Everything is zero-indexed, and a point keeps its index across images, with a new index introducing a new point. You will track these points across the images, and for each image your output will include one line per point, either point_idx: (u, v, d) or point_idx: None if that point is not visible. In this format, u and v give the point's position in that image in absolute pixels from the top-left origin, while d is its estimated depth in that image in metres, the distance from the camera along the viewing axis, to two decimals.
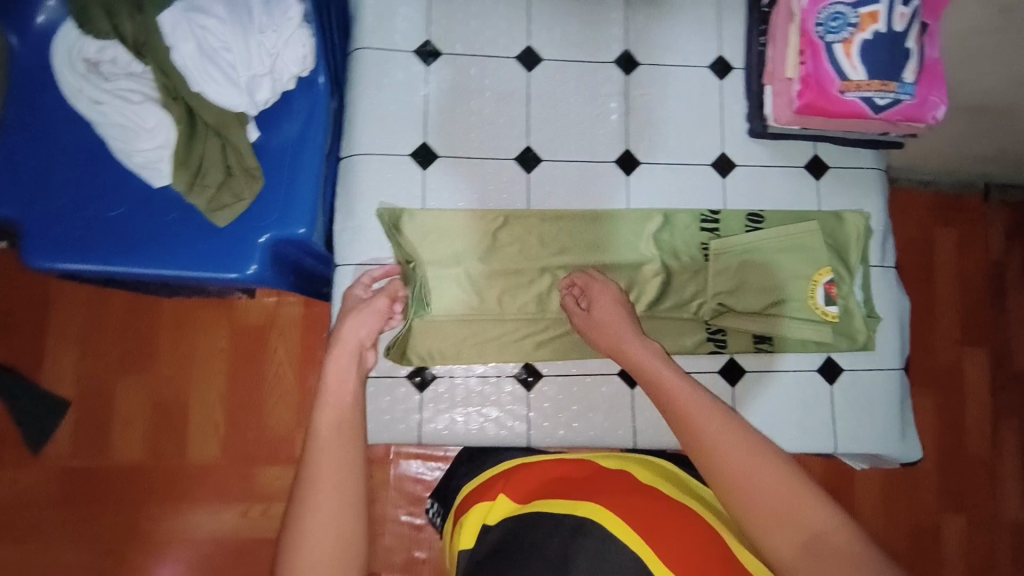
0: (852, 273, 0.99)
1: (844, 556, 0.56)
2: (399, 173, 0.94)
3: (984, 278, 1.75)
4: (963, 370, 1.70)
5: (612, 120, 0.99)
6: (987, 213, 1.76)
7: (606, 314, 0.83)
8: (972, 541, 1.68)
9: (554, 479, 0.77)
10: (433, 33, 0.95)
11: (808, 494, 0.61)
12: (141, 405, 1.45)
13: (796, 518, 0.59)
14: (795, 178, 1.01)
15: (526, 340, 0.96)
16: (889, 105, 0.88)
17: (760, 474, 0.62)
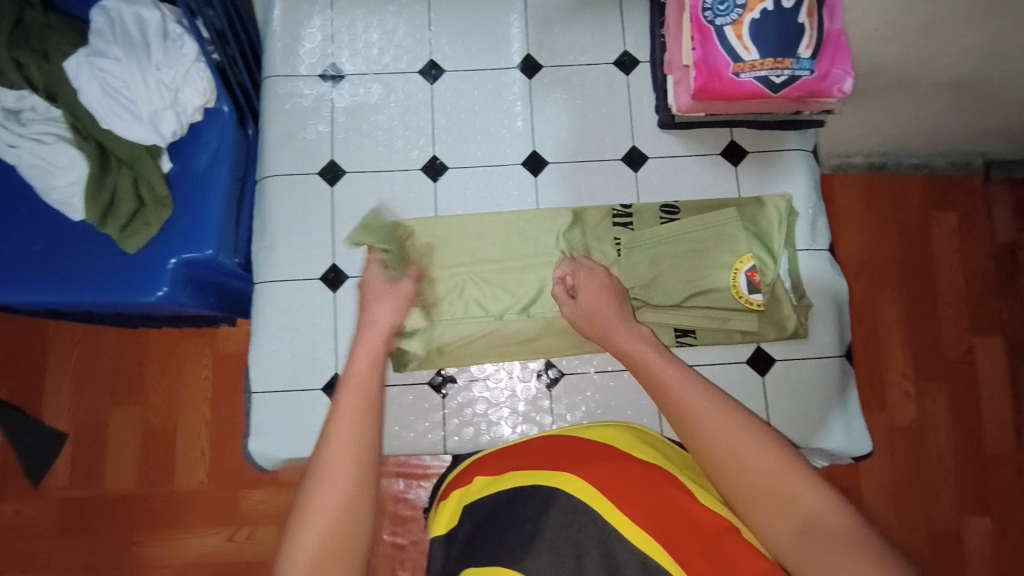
0: (770, 258, 0.94)
1: (837, 537, 0.51)
2: (308, 192, 0.98)
3: (992, 265, 1.47)
4: (976, 367, 1.44)
5: (518, 125, 1.00)
6: (990, 197, 1.48)
7: (593, 298, 0.83)
8: (1005, 552, 1.39)
9: (548, 452, 0.73)
10: (338, 58, 1.01)
11: (798, 471, 0.56)
12: (137, 436, 1.33)
13: (787, 498, 0.55)
14: (710, 166, 0.99)
15: (464, 349, 0.94)
16: (787, 82, 0.84)
17: (747, 451, 0.58)
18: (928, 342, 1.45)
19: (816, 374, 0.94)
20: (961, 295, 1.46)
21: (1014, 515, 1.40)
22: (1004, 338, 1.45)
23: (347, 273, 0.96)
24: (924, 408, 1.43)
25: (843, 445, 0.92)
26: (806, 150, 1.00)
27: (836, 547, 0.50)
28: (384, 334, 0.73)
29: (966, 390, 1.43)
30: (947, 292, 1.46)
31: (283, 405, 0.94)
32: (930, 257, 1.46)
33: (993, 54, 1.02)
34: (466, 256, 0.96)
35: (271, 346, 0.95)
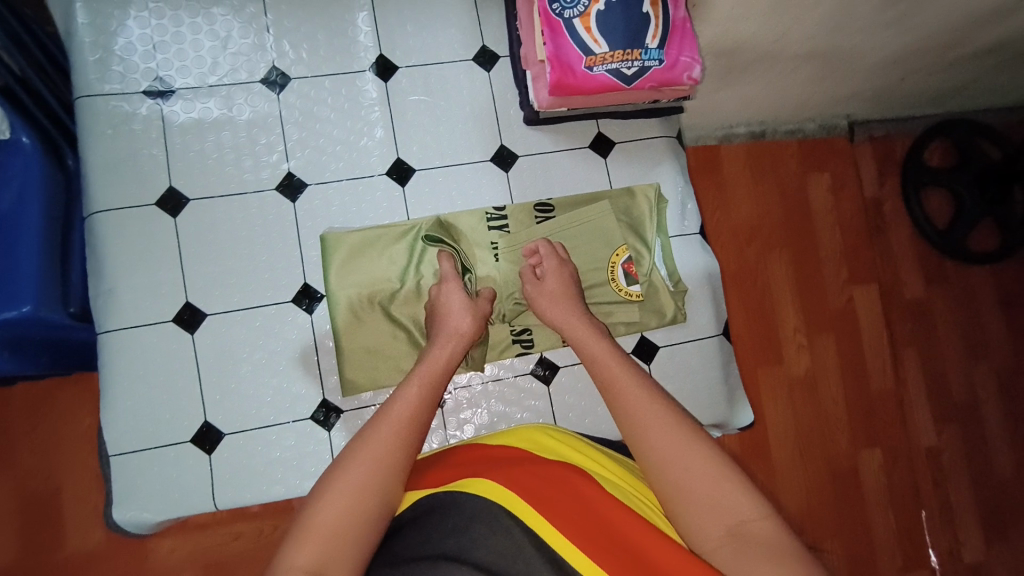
0: (645, 248, 0.95)
1: (765, 543, 0.56)
2: (147, 226, 0.88)
3: (865, 219, 1.53)
4: (856, 316, 1.49)
5: (377, 134, 0.94)
6: (855, 155, 1.55)
7: (557, 302, 0.84)
8: (894, 478, 1.48)
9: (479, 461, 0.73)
10: (165, 72, 0.90)
11: (731, 479, 0.61)
12: (15, 503, 1.06)
13: (720, 505, 0.60)
14: (580, 160, 0.97)
15: (389, 366, 0.90)
16: (638, 73, 0.84)
17: (688, 459, 0.63)
18: (811, 296, 1.46)
19: (699, 355, 0.97)
20: (839, 248, 1.49)
21: (899, 444, 1.49)
22: (879, 284, 1.52)
23: (205, 311, 0.88)
24: (816, 360, 1.45)
25: (728, 417, 0.97)
26: (671, 135, 1.01)
27: (766, 549, 0.55)
28: (454, 347, 0.79)
29: (850, 337, 1.48)
30: (829, 249, 1.48)
31: (148, 464, 0.85)
32: (811, 216, 1.47)
33: (839, 26, 1.05)
34: (364, 272, 0.90)
35: (125, 402, 0.85)
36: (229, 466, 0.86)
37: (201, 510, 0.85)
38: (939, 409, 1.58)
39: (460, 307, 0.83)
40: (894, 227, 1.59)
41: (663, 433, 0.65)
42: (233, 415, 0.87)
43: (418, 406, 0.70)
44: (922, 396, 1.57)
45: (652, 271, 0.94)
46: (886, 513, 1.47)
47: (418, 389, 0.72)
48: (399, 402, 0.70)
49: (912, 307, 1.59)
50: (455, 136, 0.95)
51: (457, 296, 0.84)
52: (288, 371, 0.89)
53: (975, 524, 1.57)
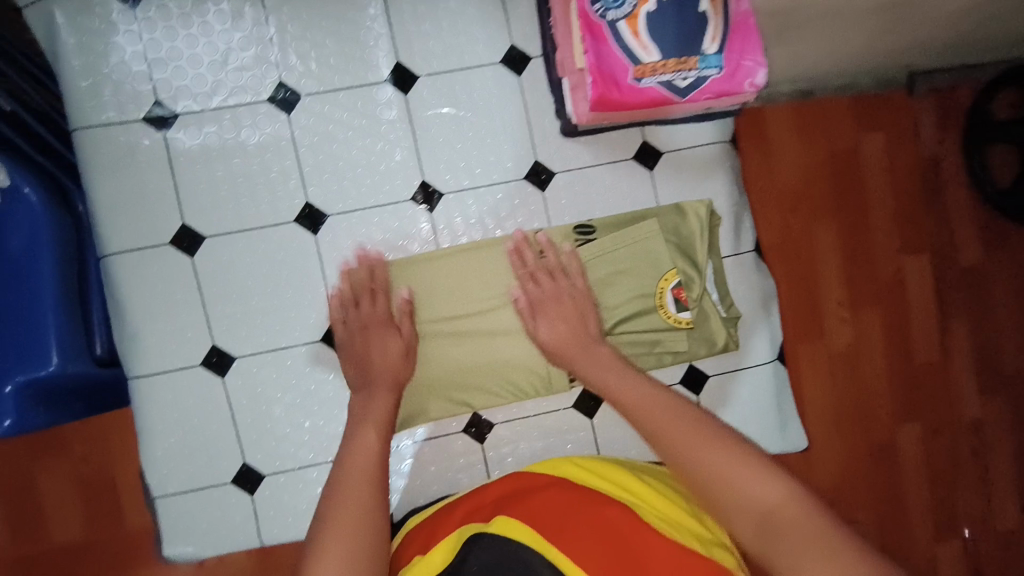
0: (696, 272, 0.86)
1: (795, 527, 0.49)
2: (165, 267, 0.83)
3: (922, 179, 1.31)
4: (907, 287, 1.29)
5: (398, 156, 0.85)
6: (916, 111, 1.31)
7: (563, 339, 0.78)
8: (935, 453, 1.32)
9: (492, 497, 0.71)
10: (165, 94, 0.82)
11: (749, 462, 0.55)
12: (72, 488, 1.03)
13: (740, 493, 0.54)
14: (624, 174, 0.88)
15: (444, 400, 0.86)
16: (693, 85, 0.73)
17: (701, 446, 0.57)
18: (859, 263, 1.26)
19: (750, 380, 0.92)
20: (893, 209, 1.28)
21: (942, 414, 1.32)
22: (932, 252, 1.31)
23: (233, 354, 0.84)
24: (860, 333, 1.26)
25: (777, 443, 0.93)
26: (725, 140, 0.90)
27: (800, 539, 0.49)
28: (393, 397, 0.74)
29: (899, 310, 1.29)
30: (876, 211, 1.27)
31: (191, 505, 0.85)
32: (858, 172, 1.26)
33: None
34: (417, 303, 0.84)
35: (163, 447, 0.84)
36: (273, 505, 0.86)
37: (247, 546, 0.86)
38: (985, 379, 1.37)
39: (395, 354, 0.78)
40: (954, 188, 1.36)
41: (685, 436, 0.59)
42: (271, 456, 0.86)
43: (377, 454, 0.65)
44: (973, 375, 1.36)
45: (700, 296, 0.87)
46: (926, 499, 1.32)
47: (375, 436, 0.67)
48: (355, 449, 0.65)
49: (964, 276, 1.38)
50: (485, 151, 0.86)
51: (392, 344, 0.78)
52: (323, 411, 0.86)
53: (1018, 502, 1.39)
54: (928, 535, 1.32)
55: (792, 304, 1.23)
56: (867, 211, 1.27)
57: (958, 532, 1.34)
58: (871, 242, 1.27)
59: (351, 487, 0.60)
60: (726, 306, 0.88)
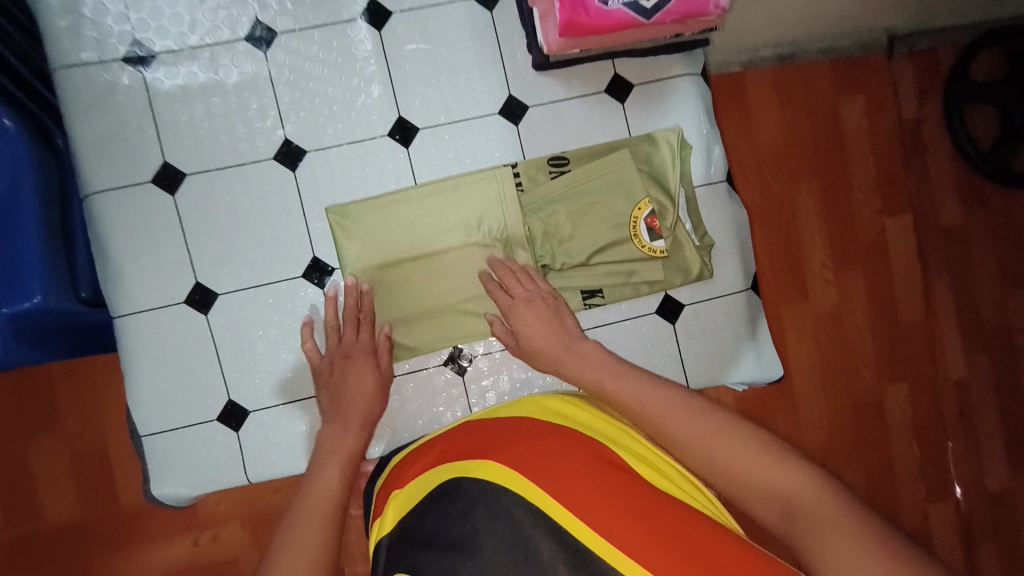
0: (671, 203, 0.88)
1: (818, 516, 0.52)
2: (147, 205, 0.84)
3: (901, 142, 1.29)
4: (889, 250, 1.28)
5: (374, 92, 0.86)
6: (895, 74, 1.28)
7: (538, 330, 0.79)
8: (921, 412, 1.32)
9: (487, 436, 0.71)
10: (142, 34, 0.83)
11: (767, 457, 0.57)
12: (69, 458, 1.04)
13: (762, 485, 0.56)
14: (596, 107, 0.90)
15: (421, 334, 0.87)
16: (659, 6, 0.75)
17: (725, 445, 0.59)
18: (840, 229, 1.26)
19: (726, 310, 0.93)
20: (875, 172, 1.27)
21: (927, 373, 1.31)
22: (913, 214, 1.29)
23: (216, 290, 0.85)
24: (845, 296, 1.26)
25: (755, 373, 0.94)
26: (695, 75, 0.92)
27: (816, 533, 0.51)
28: (364, 428, 0.77)
29: (883, 271, 1.28)
30: (858, 174, 1.26)
31: (178, 442, 0.85)
32: (841, 138, 1.24)
33: None
34: (386, 235, 0.85)
35: (148, 385, 0.85)
36: (258, 441, 0.86)
37: (233, 484, 0.86)
38: (973, 341, 1.35)
39: (369, 393, 0.80)
40: (933, 149, 1.33)
41: (705, 442, 0.60)
42: (255, 392, 0.86)
43: (340, 488, 0.69)
44: (957, 333, 1.35)
45: (672, 227, 0.89)
46: (912, 459, 1.33)
47: (338, 467, 0.71)
48: (320, 480, 0.69)
49: (948, 239, 1.34)
50: (459, 86, 0.88)
51: (369, 381, 0.80)
52: (306, 346, 0.87)
53: (1007, 461, 1.37)
54: (919, 497, 1.34)
55: (776, 269, 1.24)
56: (848, 163, 1.25)
57: (949, 493, 1.35)
58: (853, 203, 1.26)
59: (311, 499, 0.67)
60: (697, 236, 0.90)
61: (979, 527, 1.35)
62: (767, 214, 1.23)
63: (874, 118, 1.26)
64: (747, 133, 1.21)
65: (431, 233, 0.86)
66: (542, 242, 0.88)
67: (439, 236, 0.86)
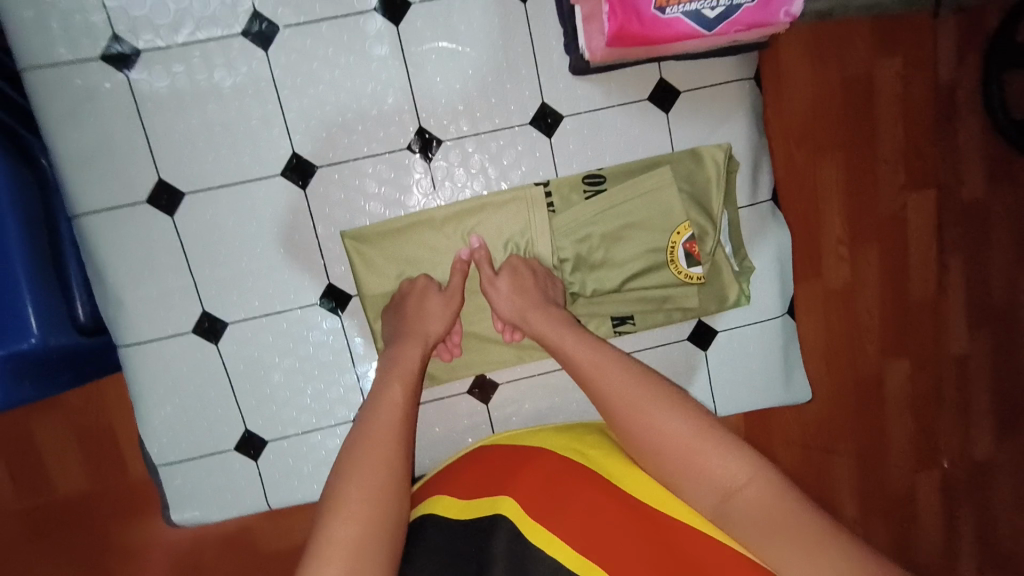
0: (714, 228, 0.82)
1: (761, 511, 0.52)
2: (144, 229, 0.76)
3: (933, 106, 1.10)
4: (909, 226, 1.12)
5: (390, 99, 0.77)
6: (936, 37, 1.09)
7: (518, 300, 0.76)
8: (920, 393, 1.17)
9: (480, 469, 0.68)
10: (122, 27, 0.72)
11: (715, 443, 0.57)
12: (69, 436, 0.92)
13: (704, 473, 0.56)
14: (637, 118, 0.81)
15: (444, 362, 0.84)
16: (723, 15, 0.65)
17: (668, 422, 0.60)
18: (859, 199, 1.08)
19: (758, 336, 0.90)
20: (903, 138, 1.09)
21: (930, 355, 1.17)
22: (938, 185, 1.13)
23: (225, 318, 0.80)
24: (860, 275, 1.11)
25: (785, 397, 0.92)
26: (746, 79, 0.84)
27: (756, 523, 0.51)
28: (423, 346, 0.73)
29: (898, 250, 1.12)
30: (884, 142, 1.09)
31: (197, 470, 0.83)
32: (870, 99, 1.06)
33: None
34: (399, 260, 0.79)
35: (161, 415, 0.81)
36: (279, 466, 0.84)
37: (253, 508, 0.85)
38: (976, 312, 1.16)
39: (434, 311, 0.76)
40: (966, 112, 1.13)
41: (661, 425, 0.60)
42: (273, 420, 0.83)
43: (405, 404, 0.67)
44: (964, 310, 1.17)
45: (709, 252, 0.83)
46: (907, 444, 1.18)
47: (399, 386, 0.68)
48: (382, 400, 0.67)
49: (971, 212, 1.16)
50: (486, 92, 0.78)
51: (432, 300, 0.76)
52: (324, 376, 0.83)
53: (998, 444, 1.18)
54: (907, 465, 1.19)
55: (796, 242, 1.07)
56: (877, 131, 1.08)
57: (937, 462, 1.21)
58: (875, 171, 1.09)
59: (369, 469, 0.58)
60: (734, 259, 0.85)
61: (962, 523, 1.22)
62: (786, 189, 1.07)
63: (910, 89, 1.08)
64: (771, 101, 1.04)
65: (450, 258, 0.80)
66: (572, 267, 0.82)
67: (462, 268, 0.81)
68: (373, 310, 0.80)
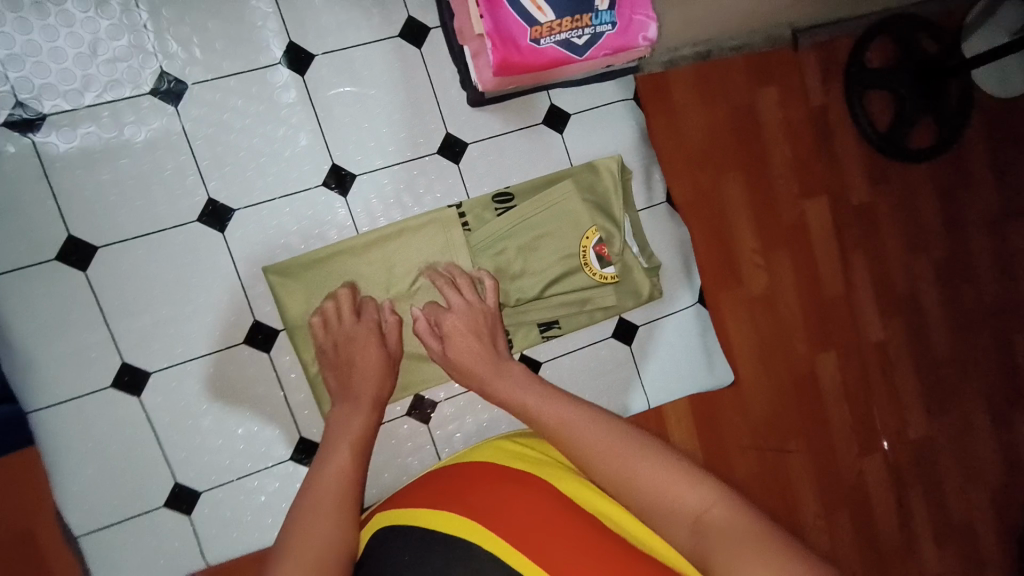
0: (619, 230, 0.89)
1: (728, 528, 0.51)
2: (55, 286, 0.75)
3: (813, 127, 1.22)
4: (810, 231, 1.20)
5: (302, 140, 0.82)
6: (802, 67, 1.22)
7: (469, 356, 0.77)
8: (851, 383, 1.24)
9: (448, 486, 0.69)
10: (27, 94, 0.74)
11: (684, 474, 0.57)
12: None
13: (674, 501, 0.55)
14: (535, 139, 0.90)
15: None
16: (590, 42, 0.75)
17: (634, 459, 0.60)
18: (763, 209, 1.16)
19: (677, 328, 0.99)
20: (791, 155, 1.19)
21: (857, 346, 1.24)
22: (829, 193, 1.23)
23: (147, 369, 0.78)
24: (776, 279, 1.17)
25: (711, 382, 1.01)
26: (626, 99, 0.96)
27: (724, 541, 0.50)
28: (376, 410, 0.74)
29: (807, 254, 1.20)
30: (777, 159, 1.18)
31: (122, 539, 0.78)
32: (758, 126, 1.16)
33: None
34: (321, 289, 0.80)
35: (80, 481, 0.77)
36: (216, 517, 0.81)
37: (189, 572, 0.80)
38: (882, 298, 1.31)
39: (363, 346, 0.76)
40: (840, 131, 1.27)
41: (627, 461, 0.60)
42: (204, 470, 0.80)
43: (354, 473, 0.67)
44: (870, 295, 1.30)
45: (617, 253, 0.89)
46: (851, 432, 1.24)
47: (348, 453, 0.69)
48: (329, 468, 0.67)
49: (858, 213, 1.29)
50: (394, 128, 0.85)
51: (364, 337, 0.76)
52: (256, 417, 0.82)
53: (923, 412, 1.34)
54: (853, 453, 1.24)
55: (709, 255, 1.12)
56: (767, 146, 1.17)
57: (879, 447, 1.28)
58: (773, 183, 1.17)
59: (311, 535, 0.59)
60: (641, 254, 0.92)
61: (914, 496, 1.30)
62: (695, 206, 1.12)
63: (788, 106, 1.19)
64: (667, 129, 1.09)
65: (374, 279, 0.82)
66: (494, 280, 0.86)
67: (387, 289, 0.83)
68: (302, 347, 0.80)
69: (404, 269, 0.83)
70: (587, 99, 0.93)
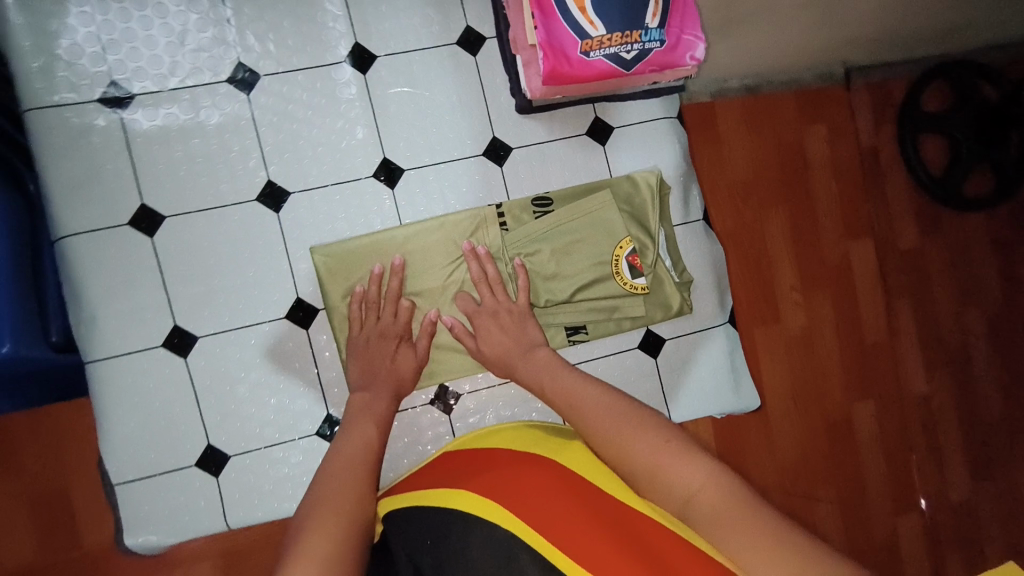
0: (653, 242, 0.90)
1: (715, 510, 0.54)
2: (123, 248, 0.82)
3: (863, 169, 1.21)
4: (854, 272, 1.18)
5: (359, 133, 0.87)
6: (854, 108, 1.21)
7: (501, 350, 0.81)
8: (889, 434, 1.19)
9: (461, 464, 0.73)
10: (120, 75, 0.82)
11: (676, 451, 0.59)
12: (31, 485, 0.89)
13: (669, 479, 0.58)
14: (577, 149, 0.93)
15: None
16: (638, 57, 0.78)
17: (635, 436, 0.62)
18: (805, 248, 1.15)
19: (705, 346, 0.98)
20: (838, 194, 1.18)
21: (898, 393, 1.20)
22: (875, 235, 1.20)
23: (195, 333, 0.84)
24: (814, 318, 1.15)
25: (735, 406, 0.99)
26: (671, 118, 0.98)
27: (710, 523, 0.53)
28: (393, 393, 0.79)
29: (849, 296, 1.17)
30: (823, 199, 1.17)
31: (153, 491, 0.83)
32: (805, 163, 1.15)
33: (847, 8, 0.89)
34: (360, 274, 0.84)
35: (122, 432, 0.82)
36: (241, 481, 0.84)
37: (211, 531, 0.83)
38: (928, 350, 1.26)
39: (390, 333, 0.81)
40: (891, 173, 1.26)
41: (629, 438, 0.62)
42: (235, 435, 0.84)
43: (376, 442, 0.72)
44: (915, 344, 1.26)
45: (649, 265, 0.90)
46: (886, 487, 1.19)
47: (371, 424, 0.74)
48: (355, 434, 0.72)
49: (903, 257, 1.26)
50: (444, 128, 0.89)
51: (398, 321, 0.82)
52: (288, 389, 0.86)
53: (966, 472, 1.27)
54: (887, 509, 1.19)
55: (746, 285, 1.12)
56: (813, 180, 1.16)
57: (916, 505, 1.22)
58: (818, 222, 1.16)
59: (341, 484, 0.64)
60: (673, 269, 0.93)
61: (951, 559, 1.24)
62: (734, 238, 1.12)
63: (836, 141, 1.18)
64: (713, 161, 1.10)
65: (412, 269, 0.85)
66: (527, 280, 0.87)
67: (423, 281, 0.85)
68: (338, 326, 0.84)
69: (441, 261, 0.86)
70: (631, 114, 0.96)
